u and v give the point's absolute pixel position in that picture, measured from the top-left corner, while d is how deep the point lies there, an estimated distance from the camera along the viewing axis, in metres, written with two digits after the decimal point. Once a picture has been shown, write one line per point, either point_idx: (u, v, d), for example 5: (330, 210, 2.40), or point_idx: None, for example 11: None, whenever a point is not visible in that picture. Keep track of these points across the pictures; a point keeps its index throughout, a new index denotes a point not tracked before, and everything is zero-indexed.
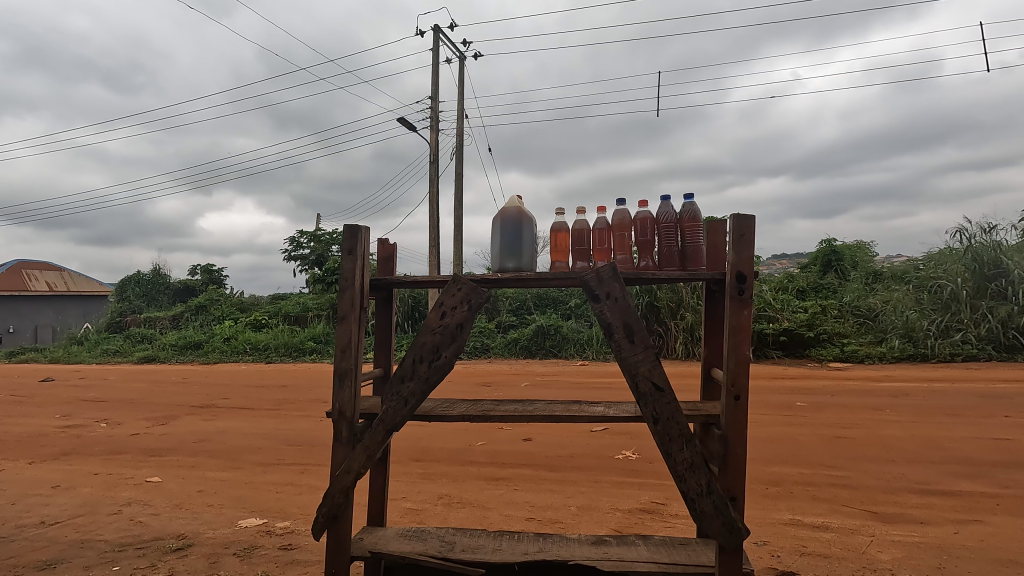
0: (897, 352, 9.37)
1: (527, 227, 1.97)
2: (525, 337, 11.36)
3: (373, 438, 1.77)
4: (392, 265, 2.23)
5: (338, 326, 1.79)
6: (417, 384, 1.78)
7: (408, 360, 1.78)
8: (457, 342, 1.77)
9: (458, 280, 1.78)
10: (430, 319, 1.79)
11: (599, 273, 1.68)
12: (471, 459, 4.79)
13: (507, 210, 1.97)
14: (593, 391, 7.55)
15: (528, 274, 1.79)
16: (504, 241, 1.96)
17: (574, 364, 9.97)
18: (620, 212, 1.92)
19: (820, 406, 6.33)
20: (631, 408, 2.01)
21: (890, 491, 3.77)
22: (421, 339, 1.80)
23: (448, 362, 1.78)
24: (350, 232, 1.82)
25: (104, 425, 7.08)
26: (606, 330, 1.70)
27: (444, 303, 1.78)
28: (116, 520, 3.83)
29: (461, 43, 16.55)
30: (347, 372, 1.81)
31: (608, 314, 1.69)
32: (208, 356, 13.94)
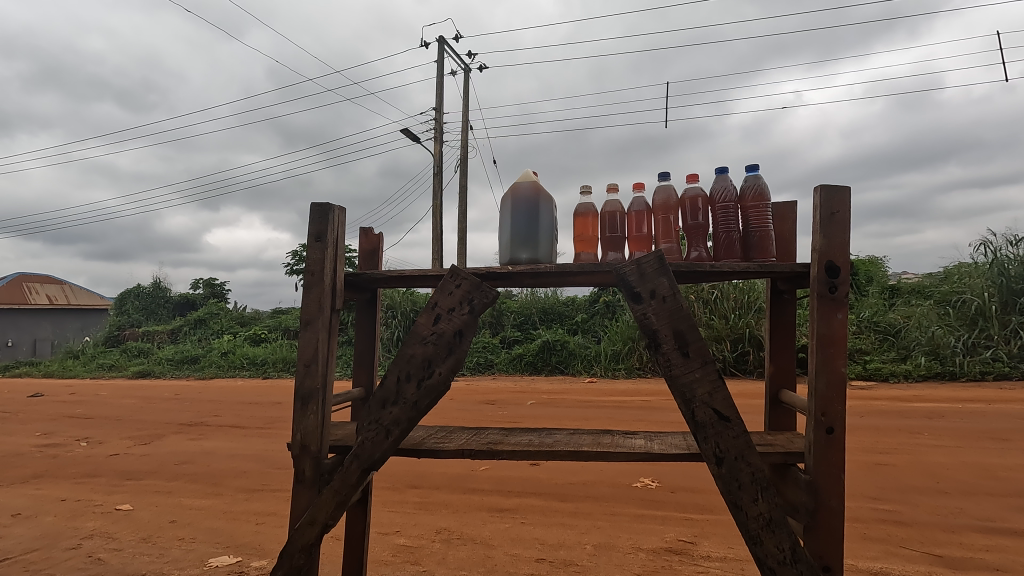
0: (923, 369, 8.87)
1: (542, 207, 1.63)
2: (530, 353, 10.92)
3: (346, 480, 1.36)
4: (378, 259, 1.83)
5: (303, 332, 1.39)
6: (404, 408, 1.37)
7: (391, 377, 1.38)
8: (455, 355, 1.36)
9: (456, 274, 1.38)
10: (424, 325, 1.39)
11: (640, 264, 1.29)
12: (473, 486, 4.35)
13: (519, 186, 1.67)
14: (604, 410, 7.09)
15: (547, 265, 1.40)
16: (514, 229, 1.61)
17: (582, 380, 9.52)
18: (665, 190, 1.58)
19: (852, 428, 5.84)
20: (679, 443, 1.60)
21: (949, 529, 3.30)
22: (411, 351, 1.39)
23: (444, 380, 1.37)
24: (319, 212, 1.42)
25: (84, 444, 6.65)
26: (651, 341, 1.30)
27: (439, 304, 1.38)
28: (73, 557, 3.40)
29: (466, 56, 16.44)
30: (313, 393, 1.39)
31: (654, 317, 1.29)
32: (203, 371, 13.53)
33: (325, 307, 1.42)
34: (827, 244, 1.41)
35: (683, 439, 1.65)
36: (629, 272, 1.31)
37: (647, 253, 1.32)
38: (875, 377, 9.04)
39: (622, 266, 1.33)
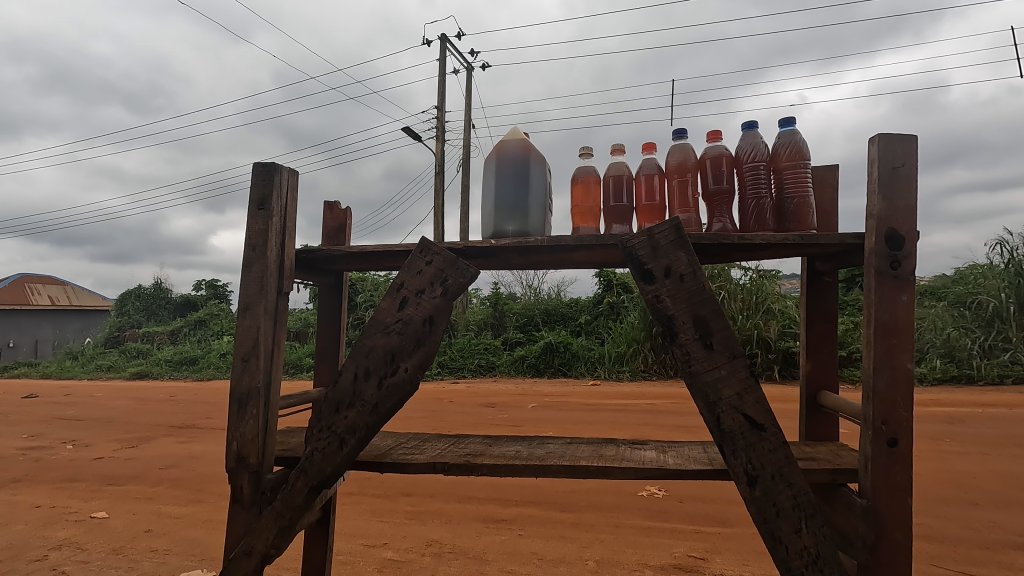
0: (938, 372, 8.55)
1: (528, 171, 1.62)
2: (532, 355, 10.67)
3: (291, 500, 1.13)
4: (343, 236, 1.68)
5: (238, 319, 1.25)
6: (358, 414, 1.12)
7: (346, 376, 1.13)
8: (424, 348, 1.12)
9: (427, 246, 1.13)
10: (386, 312, 1.14)
11: (653, 235, 1.09)
12: (469, 494, 4.09)
13: (502, 150, 1.66)
14: (608, 414, 6.83)
15: (536, 236, 1.27)
16: (500, 200, 1.60)
17: (585, 383, 9.25)
18: (682, 152, 1.57)
19: None
20: (695, 455, 1.39)
21: (984, 545, 3.03)
22: (371, 345, 1.14)
23: (411, 380, 1.12)
24: (264, 176, 1.32)
25: (70, 447, 6.43)
26: (668, 331, 1.10)
27: (406, 284, 1.13)
28: (35, 570, 3.17)
29: (470, 54, 16.27)
30: (251, 391, 1.26)
31: (673, 302, 1.08)
32: (202, 372, 13.31)
33: (265, 291, 1.28)
34: (889, 207, 1.37)
35: (699, 451, 1.42)
36: (640, 247, 1.10)
37: (659, 221, 1.11)
38: None
39: (631, 239, 1.11)
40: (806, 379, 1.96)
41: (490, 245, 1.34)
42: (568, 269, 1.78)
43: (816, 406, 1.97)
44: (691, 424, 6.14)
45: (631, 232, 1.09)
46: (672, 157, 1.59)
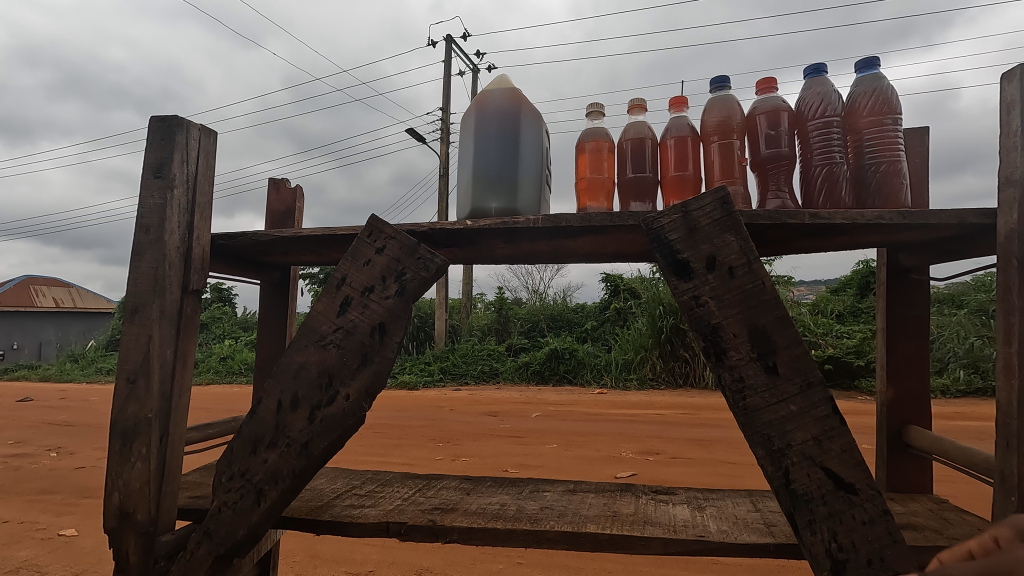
0: (963, 385, 8.11)
1: (518, 134, 1.46)
2: (537, 362, 10.36)
3: (196, 554, 1.11)
4: (293, 217, 2.39)
5: (131, 324, 1.30)
6: (291, 446, 1.09)
7: (264, 409, 1.10)
8: (364, 369, 1.08)
9: (377, 232, 1.10)
10: (326, 321, 1.10)
11: (688, 212, 0.98)
12: None
13: (488, 107, 1.48)
14: (616, 425, 6.46)
15: (528, 216, 1.07)
16: (492, 167, 1.44)
17: (591, 391, 8.88)
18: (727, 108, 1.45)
19: None
20: (715, 514, 1.37)
21: None
22: (307, 360, 1.10)
23: (355, 406, 1.08)
24: (164, 130, 1.34)
25: (54, 455, 6.16)
26: (718, 350, 0.97)
27: (351, 285, 1.10)
28: None
29: (477, 55, 16.05)
30: (140, 420, 1.31)
31: (718, 309, 0.97)
32: (200, 376, 13.03)
33: (157, 293, 1.31)
34: None
35: (746, 512, 1.38)
36: (675, 235, 0.99)
37: (697, 195, 1.00)
38: None
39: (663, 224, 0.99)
40: (886, 423, 1.77)
41: (463, 226, 1.15)
42: (554, 262, 1.59)
43: (900, 447, 1.75)
44: (705, 437, 5.77)
45: (662, 210, 0.99)
46: (712, 114, 1.46)
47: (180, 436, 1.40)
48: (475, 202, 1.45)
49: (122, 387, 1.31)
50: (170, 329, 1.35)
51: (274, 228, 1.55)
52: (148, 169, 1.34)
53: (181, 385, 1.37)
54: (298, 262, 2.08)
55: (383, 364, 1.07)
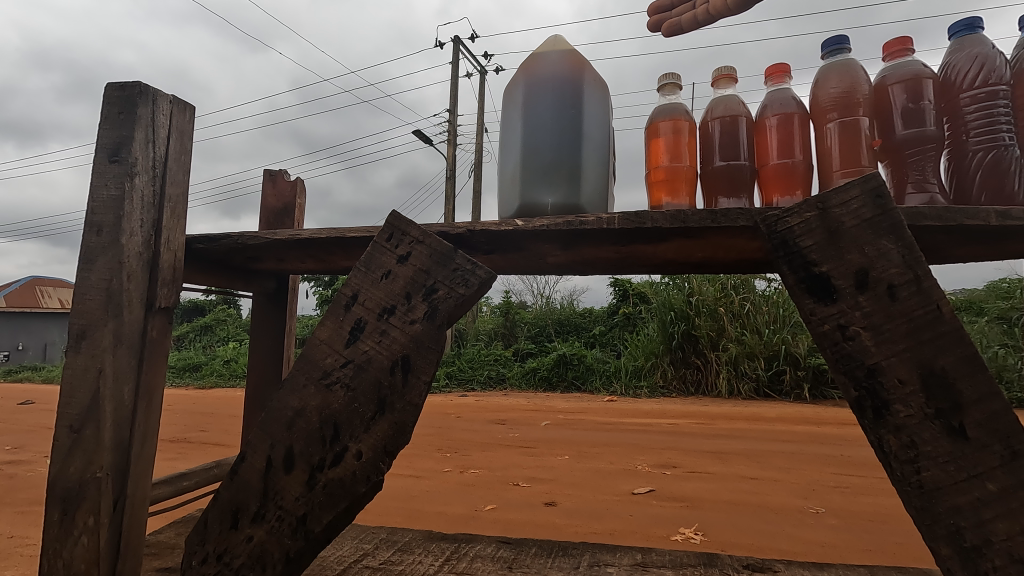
0: None
1: (579, 110, 1.34)
2: (544, 368, 10.14)
3: None
4: (289, 215, 2.23)
5: (75, 356, 1.21)
6: (286, 512, 0.98)
7: (250, 472, 1.01)
8: (378, 418, 0.96)
9: (401, 235, 1.01)
10: (331, 354, 1.01)
11: (825, 212, 0.89)
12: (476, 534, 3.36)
13: (545, 75, 1.36)
14: (629, 436, 6.19)
15: (594, 216, 1.04)
16: (548, 146, 1.33)
17: (601, 398, 8.63)
18: (852, 78, 1.23)
19: None
20: None
21: None
22: (308, 404, 1.00)
23: (370, 467, 0.95)
24: (124, 111, 1.27)
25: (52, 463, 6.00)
26: (879, 403, 0.85)
27: (365, 307, 1.01)
28: None
29: (485, 57, 15.95)
30: (85, 481, 1.21)
31: (874, 348, 0.86)
32: (204, 379, 12.86)
33: (113, 313, 1.23)
34: None
35: None
36: (807, 241, 0.90)
37: (833, 188, 0.90)
38: None
39: (795, 230, 0.90)
40: None
41: (511, 227, 1.08)
42: (573, 269, 1.47)
43: None
44: (724, 449, 5.49)
45: (788, 208, 0.89)
46: (831, 86, 1.24)
47: (144, 493, 1.31)
48: (527, 186, 1.32)
49: (65, 437, 1.21)
50: (133, 359, 1.26)
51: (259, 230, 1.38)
52: (102, 153, 1.27)
53: (142, 430, 1.29)
54: (295, 268, 1.91)
55: (402, 414, 0.95)
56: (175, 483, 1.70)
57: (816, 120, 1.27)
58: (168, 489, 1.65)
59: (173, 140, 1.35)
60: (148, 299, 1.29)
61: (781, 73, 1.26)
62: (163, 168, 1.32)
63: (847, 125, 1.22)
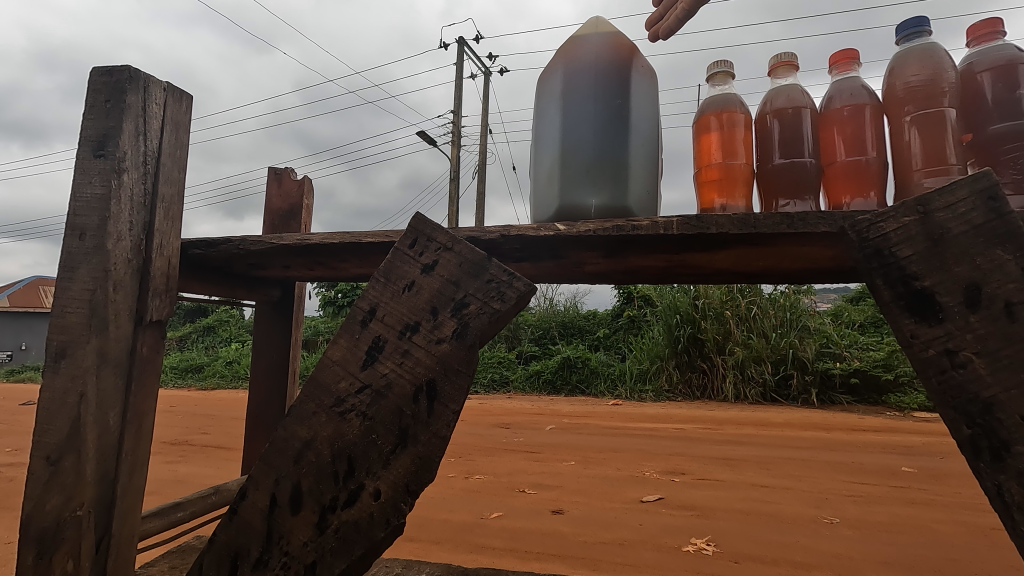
0: None
1: (626, 100, 1.27)
2: (548, 370, 10.05)
3: None
4: (294, 217, 2.15)
5: (52, 375, 1.14)
6: (293, 556, 0.91)
7: (252, 510, 0.94)
8: (400, 451, 0.89)
9: (425, 242, 0.95)
10: (344, 377, 0.94)
11: (929, 216, 0.80)
12: (482, 542, 3.28)
13: (590, 62, 1.29)
14: (635, 441, 6.09)
15: (646, 220, 1.00)
16: (589, 141, 1.26)
17: (606, 402, 8.53)
18: (935, 63, 1.06)
19: (956, 469, 4.58)
20: None
21: None
22: (319, 434, 0.93)
23: (390, 508, 0.88)
24: (111, 93, 1.20)
25: None
26: (998, 444, 0.76)
27: (384, 323, 0.94)
28: None
29: (489, 58, 15.91)
30: (63, 520, 1.13)
31: (989, 378, 0.77)
32: (205, 380, 12.78)
33: (97, 327, 1.15)
34: None
35: None
36: (906, 251, 0.81)
37: (939, 190, 0.81)
38: None
39: (891, 237, 0.82)
40: None
41: (552, 233, 1.05)
42: (603, 273, 1.40)
43: None
44: (732, 455, 5.37)
45: (881, 210, 0.82)
46: (909, 74, 1.08)
47: (131, 530, 1.25)
48: (566, 184, 1.25)
49: (42, 469, 1.13)
50: (119, 380, 1.19)
51: (264, 233, 1.31)
52: (87, 147, 1.19)
53: (129, 462, 1.23)
54: (301, 275, 1.84)
55: (427, 448, 0.88)
56: (168, 515, 1.65)
57: (891, 114, 1.12)
58: (160, 522, 1.60)
59: (166, 131, 1.28)
60: (138, 312, 1.22)
61: (848, 58, 1.17)
62: (154, 162, 1.25)
63: (929, 119, 1.06)
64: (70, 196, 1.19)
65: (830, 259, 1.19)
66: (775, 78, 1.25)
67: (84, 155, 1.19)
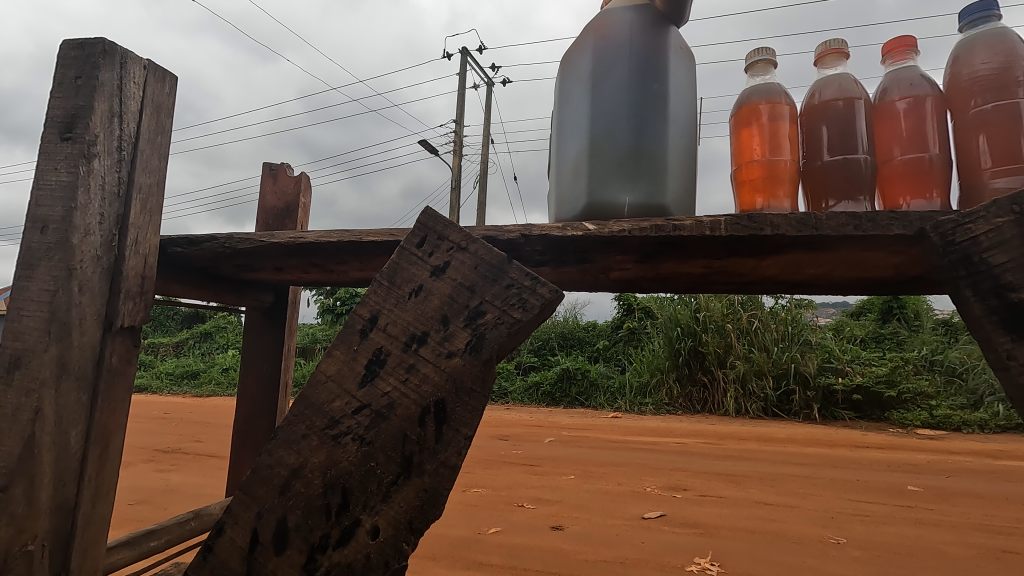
0: None
1: (663, 84, 1.21)
2: (547, 382, 9.95)
3: None
4: (290, 219, 2.09)
5: (8, 390, 1.07)
6: None
7: (233, 548, 0.87)
8: (403, 482, 0.82)
9: (437, 241, 0.88)
10: (339, 396, 0.87)
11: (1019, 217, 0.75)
12: (479, 559, 3.18)
13: (623, 40, 1.23)
14: (635, 455, 5.97)
15: (689, 222, 0.94)
16: (622, 129, 1.19)
17: (605, 415, 8.42)
18: (1007, 50, 0.99)
19: (962, 487, 4.49)
20: None
21: None
22: (309, 461, 0.86)
23: (390, 548, 0.81)
24: (80, 69, 1.14)
25: None
26: None
27: (389, 333, 0.87)
28: None
29: (493, 69, 15.97)
30: (8, 555, 1.04)
31: None
32: (201, 388, 12.61)
33: (56, 335, 1.08)
34: None
35: None
36: (999, 257, 0.77)
37: None
38: (966, 407, 7.10)
39: (981, 240, 0.78)
40: None
41: (584, 232, 0.99)
42: (617, 279, 1.34)
43: None
44: (735, 471, 5.26)
45: (968, 213, 0.78)
46: (977, 62, 1.01)
47: (91, 567, 1.17)
48: (594, 178, 1.19)
49: None
50: (84, 395, 1.12)
51: (253, 230, 1.24)
52: (54, 128, 1.13)
53: (93, 486, 1.16)
54: (293, 279, 1.78)
55: (434, 479, 0.81)
56: (139, 544, 1.58)
57: (954, 107, 1.05)
58: (130, 552, 1.52)
59: (145, 115, 1.21)
60: (107, 318, 1.15)
61: (904, 47, 1.12)
62: (130, 148, 1.19)
63: (1001, 110, 0.98)
64: (35, 186, 1.12)
65: (890, 267, 1.13)
66: (822, 68, 1.19)
67: (51, 138, 1.13)
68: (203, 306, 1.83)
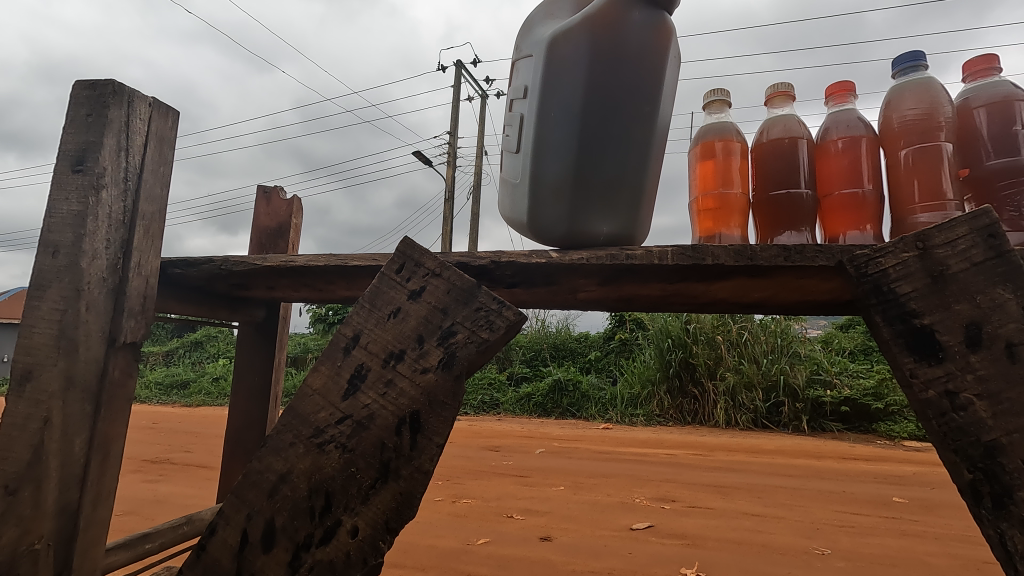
0: None
1: (652, 109, 1.28)
2: (539, 393, 9.98)
3: None
4: (282, 237, 2.14)
5: (20, 403, 1.12)
6: None
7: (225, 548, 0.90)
8: (388, 486, 0.86)
9: (421, 264, 0.93)
10: (325, 408, 0.91)
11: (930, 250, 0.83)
12: (468, 570, 3.19)
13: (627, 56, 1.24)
14: (626, 466, 6.00)
15: (638, 251, 1.00)
16: (609, 154, 1.26)
17: (597, 426, 8.46)
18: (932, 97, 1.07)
19: (945, 498, 4.55)
20: None
21: None
22: (295, 467, 0.90)
23: (369, 547, 0.85)
24: (91, 105, 1.20)
25: None
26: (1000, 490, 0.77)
27: (373, 346, 0.91)
28: None
29: (487, 82, 16.15)
30: (16, 557, 1.08)
31: (991, 422, 0.79)
32: (191, 397, 12.50)
33: (64, 351, 1.12)
34: None
35: None
36: (905, 288, 0.84)
37: (937, 226, 0.84)
38: None
39: (890, 273, 0.84)
40: None
41: (544, 260, 1.05)
42: (595, 301, 1.40)
43: None
44: (724, 482, 5.30)
45: (882, 246, 0.84)
46: (906, 107, 1.09)
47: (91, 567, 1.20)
48: (576, 201, 1.27)
49: None
50: (88, 405, 1.16)
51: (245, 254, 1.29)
52: (66, 160, 1.18)
53: (95, 491, 1.19)
54: (286, 296, 1.82)
55: (409, 483, 0.85)
56: (135, 547, 1.60)
57: (886, 147, 1.13)
58: (126, 553, 1.55)
59: (150, 148, 1.26)
60: (111, 334, 1.19)
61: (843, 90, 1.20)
62: (135, 178, 1.23)
63: (925, 152, 1.06)
64: (47, 213, 1.17)
65: (828, 293, 1.19)
66: (771, 108, 1.27)
67: (63, 168, 1.18)
68: (197, 320, 1.86)
